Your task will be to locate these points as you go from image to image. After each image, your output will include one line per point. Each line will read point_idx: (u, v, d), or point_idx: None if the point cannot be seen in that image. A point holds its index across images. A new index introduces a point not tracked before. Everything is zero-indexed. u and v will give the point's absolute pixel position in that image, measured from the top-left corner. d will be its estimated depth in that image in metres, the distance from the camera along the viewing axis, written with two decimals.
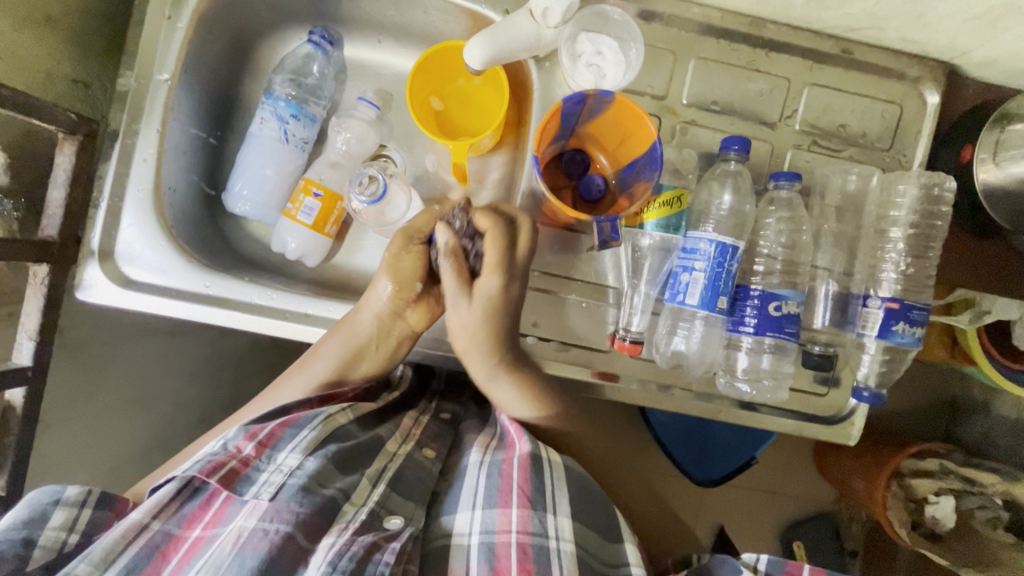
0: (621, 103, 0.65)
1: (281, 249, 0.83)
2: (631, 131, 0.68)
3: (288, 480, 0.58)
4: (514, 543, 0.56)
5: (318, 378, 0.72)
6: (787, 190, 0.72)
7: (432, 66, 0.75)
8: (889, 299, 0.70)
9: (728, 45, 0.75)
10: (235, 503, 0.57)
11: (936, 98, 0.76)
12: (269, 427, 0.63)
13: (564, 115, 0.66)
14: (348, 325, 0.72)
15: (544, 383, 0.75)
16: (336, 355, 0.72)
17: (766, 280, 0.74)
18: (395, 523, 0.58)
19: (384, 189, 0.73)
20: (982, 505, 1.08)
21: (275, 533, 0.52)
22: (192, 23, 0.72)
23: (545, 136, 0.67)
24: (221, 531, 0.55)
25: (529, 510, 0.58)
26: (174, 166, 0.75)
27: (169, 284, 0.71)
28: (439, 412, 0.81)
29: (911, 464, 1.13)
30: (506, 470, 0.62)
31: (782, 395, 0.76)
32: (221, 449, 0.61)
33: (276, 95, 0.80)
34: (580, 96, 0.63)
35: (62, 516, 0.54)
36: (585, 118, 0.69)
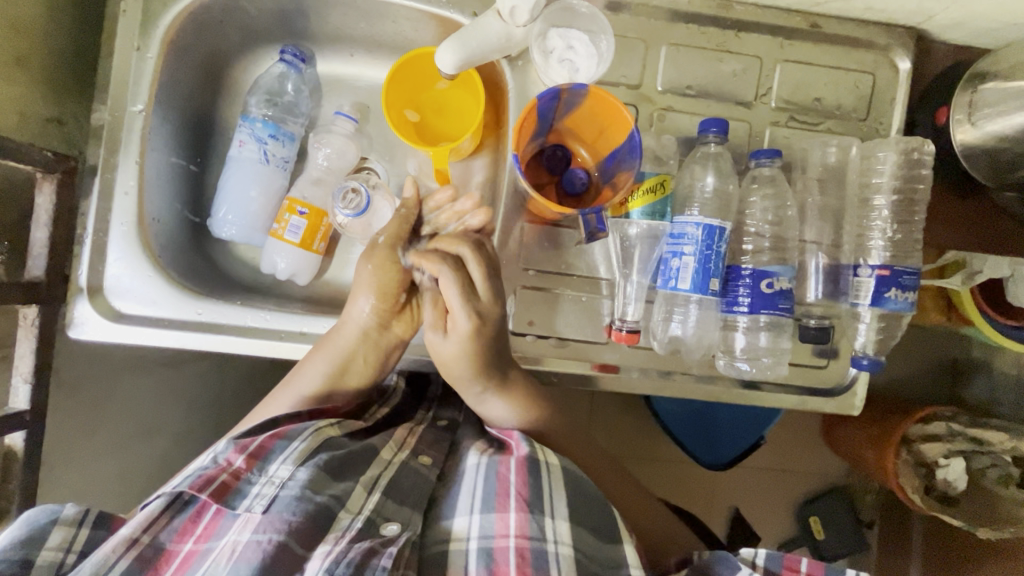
0: (596, 94, 0.64)
1: (272, 271, 0.83)
2: (609, 122, 0.67)
3: (280, 492, 0.59)
4: (513, 548, 0.58)
5: (309, 391, 0.72)
6: (769, 167, 0.73)
7: (406, 75, 0.75)
8: (879, 267, 0.71)
9: (696, 29, 0.76)
10: (227, 515, 0.59)
11: (907, 64, 0.76)
12: (259, 440, 0.64)
13: (542, 114, 0.66)
14: (332, 343, 0.72)
15: (534, 392, 0.73)
16: (325, 374, 0.71)
17: (756, 258, 0.74)
18: (391, 530, 0.59)
19: (366, 201, 0.74)
20: (994, 464, 1.09)
21: (268, 543, 0.55)
22: (162, 51, 0.72)
23: (523, 134, 0.66)
24: (214, 546, 0.56)
25: (526, 514, 0.59)
26: (157, 196, 0.75)
27: (160, 314, 0.71)
28: (436, 421, 0.79)
29: (920, 429, 1.13)
30: (503, 474, 0.62)
31: (782, 370, 0.76)
32: (211, 463, 0.62)
33: (252, 116, 0.80)
34: (554, 91, 0.63)
35: (60, 535, 0.55)
36: (562, 113, 0.68)
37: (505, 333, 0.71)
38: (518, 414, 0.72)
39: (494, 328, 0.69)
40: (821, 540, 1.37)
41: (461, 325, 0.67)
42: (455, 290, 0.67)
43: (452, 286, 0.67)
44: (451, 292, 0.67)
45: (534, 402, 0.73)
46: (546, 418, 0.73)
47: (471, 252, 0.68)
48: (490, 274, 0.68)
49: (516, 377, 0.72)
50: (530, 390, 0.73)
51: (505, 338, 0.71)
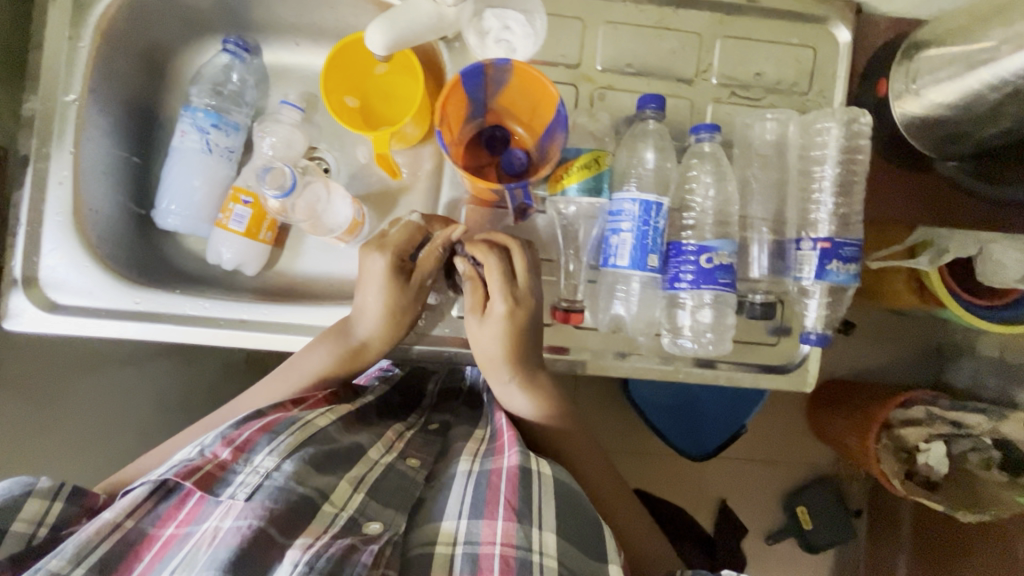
0: (520, 70, 0.64)
1: (218, 261, 0.83)
2: (539, 99, 0.67)
3: (264, 481, 0.58)
4: (498, 555, 0.55)
5: (314, 374, 0.72)
6: (710, 143, 0.72)
7: (346, 61, 0.75)
8: (822, 239, 0.70)
9: (634, 7, 0.75)
10: (209, 502, 0.58)
11: (847, 35, 0.76)
12: (247, 432, 0.62)
13: (470, 93, 0.66)
14: (348, 332, 0.73)
15: (558, 395, 0.74)
16: (332, 361, 0.72)
17: (698, 234, 0.73)
18: (374, 528, 0.58)
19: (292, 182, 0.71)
20: (974, 447, 1.08)
21: (246, 528, 0.52)
22: (95, 41, 0.72)
23: (451, 113, 0.66)
24: (194, 530, 0.55)
25: (514, 522, 0.57)
26: (96, 187, 0.75)
27: (97, 305, 0.70)
28: (426, 425, 0.80)
29: (901, 414, 1.13)
30: (494, 481, 0.61)
31: (727, 347, 0.75)
32: (198, 455, 0.61)
33: (194, 106, 0.80)
34: (476, 67, 0.62)
35: (35, 508, 0.54)
36: (492, 91, 0.68)
37: (539, 329, 0.72)
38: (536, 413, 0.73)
39: (533, 327, 0.71)
40: (809, 531, 1.34)
41: (496, 308, 0.69)
42: (498, 279, 0.69)
43: (497, 275, 0.69)
44: (496, 294, 0.69)
45: (556, 404, 0.73)
46: (560, 419, 0.73)
47: (518, 258, 0.69)
48: (529, 273, 0.70)
49: (543, 378, 0.73)
50: (553, 394, 0.73)
51: (538, 333, 0.72)
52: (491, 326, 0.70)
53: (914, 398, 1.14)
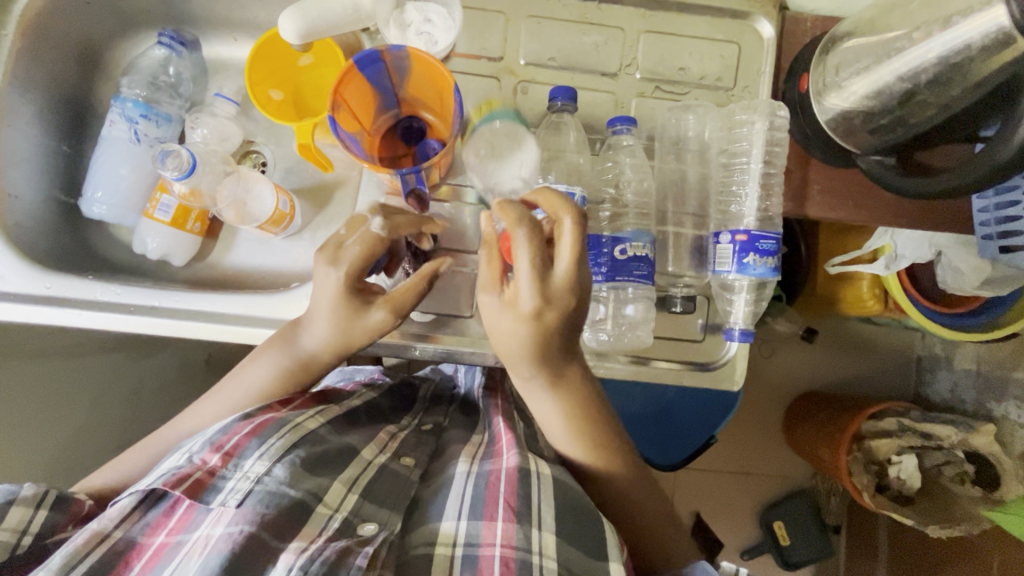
0: (418, 57, 0.64)
1: (143, 251, 0.82)
2: (442, 87, 0.67)
3: (255, 486, 0.57)
4: (498, 557, 0.55)
5: (259, 390, 0.69)
6: (627, 137, 0.71)
7: (272, 53, 0.75)
8: (739, 232, 0.69)
9: (558, 2, 0.76)
10: (199, 509, 0.56)
11: (770, 30, 0.76)
12: (235, 437, 0.61)
13: (373, 81, 0.67)
14: (293, 343, 0.68)
15: (590, 401, 0.65)
16: (276, 372, 0.69)
17: (615, 224, 0.73)
18: (369, 530, 0.56)
19: (190, 163, 0.72)
20: (948, 462, 1.05)
21: (238, 533, 0.52)
22: (20, 31, 0.73)
23: (354, 103, 0.66)
24: (186, 539, 0.54)
25: (514, 523, 0.56)
26: (14, 172, 0.75)
27: (8, 289, 0.70)
28: (420, 425, 0.78)
29: (871, 426, 1.10)
30: (492, 482, 0.60)
31: (644, 339, 0.73)
32: (187, 462, 0.60)
33: (124, 97, 0.80)
34: (370, 53, 0.63)
35: (18, 516, 0.54)
36: (398, 79, 0.68)
37: (577, 327, 0.59)
38: (558, 414, 0.64)
39: (570, 325, 0.58)
40: (787, 546, 1.32)
41: (519, 305, 0.56)
42: (524, 266, 0.55)
43: (523, 259, 0.55)
44: (522, 283, 0.56)
45: (585, 407, 0.64)
46: (586, 426, 0.64)
47: (565, 246, 0.56)
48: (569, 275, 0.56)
49: (574, 375, 0.63)
50: (581, 392, 0.64)
51: (573, 332, 0.59)
52: (507, 316, 0.58)
53: (886, 410, 1.13)
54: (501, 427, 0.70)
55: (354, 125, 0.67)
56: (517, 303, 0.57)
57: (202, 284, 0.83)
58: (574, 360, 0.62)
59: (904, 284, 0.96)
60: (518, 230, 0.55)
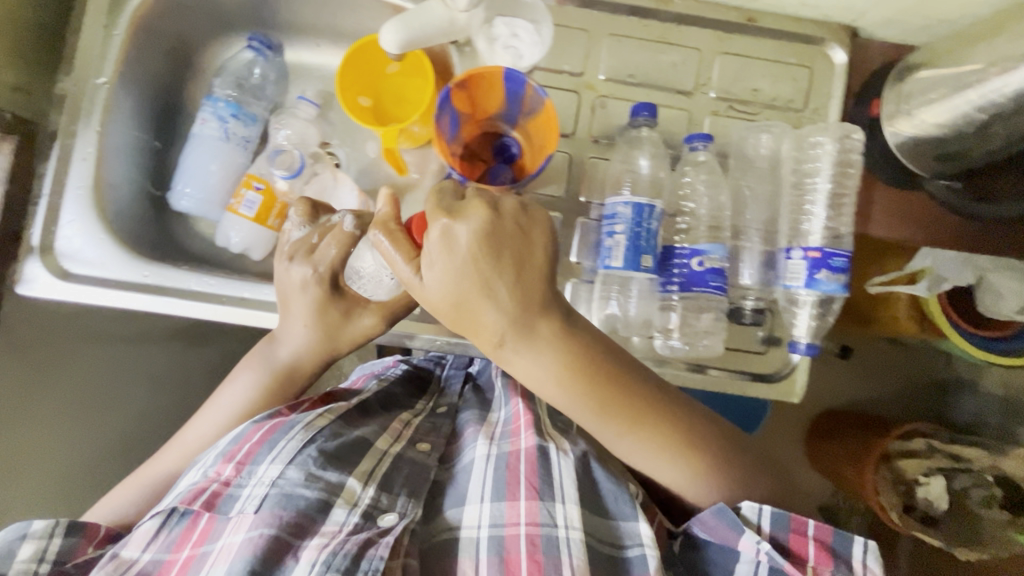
0: (551, 110, 0.67)
1: (225, 245, 0.86)
2: (552, 140, 0.69)
3: (270, 490, 0.62)
4: (522, 535, 0.60)
5: (241, 407, 0.75)
6: (703, 152, 0.75)
7: (363, 60, 0.79)
8: (811, 249, 0.71)
9: (639, 21, 0.79)
10: (219, 519, 0.61)
11: (842, 57, 0.79)
12: (245, 448, 0.65)
13: (509, 98, 0.70)
14: (268, 356, 0.76)
15: (570, 341, 0.60)
16: (257, 386, 0.75)
17: (690, 238, 0.75)
18: (388, 520, 0.61)
19: (298, 162, 0.82)
20: (976, 483, 1.04)
21: (259, 537, 0.58)
22: (128, 30, 0.77)
23: (482, 94, 0.70)
24: (211, 549, 0.60)
25: (537, 501, 0.62)
26: (116, 164, 0.77)
27: (108, 276, 0.73)
28: (435, 408, 0.79)
29: (899, 445, 1.11)
30: (512, 464, 0.65)
31: (718, 349, 0.76)
32: (201, 477, 0.65)
33: (216, 96, 0.84)
34: (519, 77, 0.66)
35: (30, 549, 0.60)
36: (527, 111, 0.71)
37: (512, 245, 0.58)
38: (557, 379, 0.59)
39: (492, 230, 0.57)
40: None
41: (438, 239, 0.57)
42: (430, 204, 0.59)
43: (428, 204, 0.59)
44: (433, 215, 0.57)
45: (583, 355, 0.60)
46: (602, 385, 0.60)
47: (443, 192, 0.59)
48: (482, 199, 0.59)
49: (548, 329, 0.59)
50: (577, 341, 0.60)
51: (512, 253, 0.58)
52: (432, 265, 0.58)
53: (914, 429, 1.14)
54: (517, 405, 0.72)
55: (466, 107, 0.71)
56: (430, 238, 0.57)
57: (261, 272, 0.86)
58: (547, 299, 0.59)
59: (948, 316, 0.94)
60: (385, 233, 0.61)
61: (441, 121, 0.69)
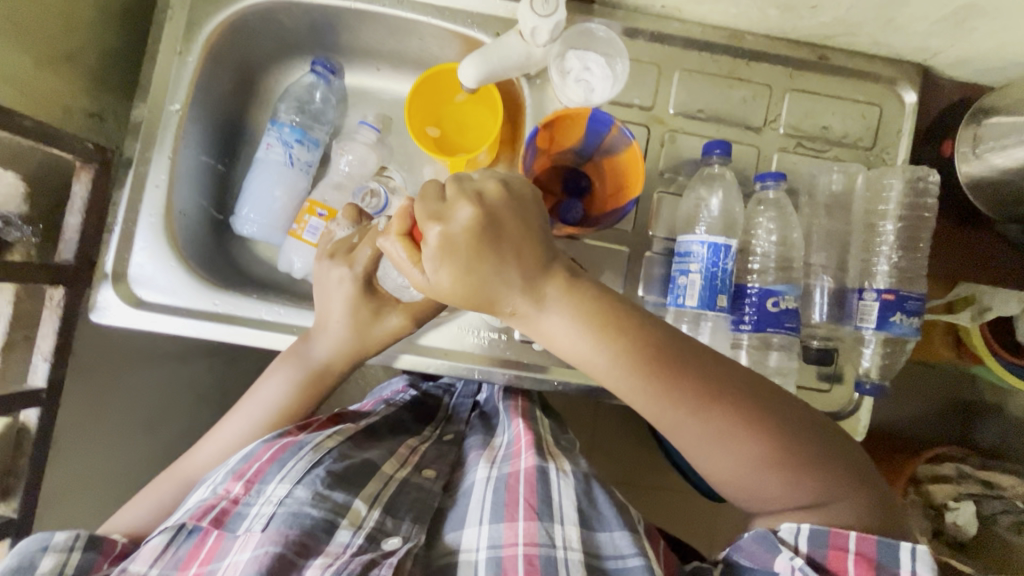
0: (636, 151, 0.69)
1: (287, 270, 0.85)
2: (632, 181, 0.71)
3: (278, 509, 0.58)
4: (521, 555, 0.55)
5: (276, 405, 0.71)
6: (774, 190, 0.75)
7: (430, 88, 0.79)
8: (885, 292, 0.71)
9: (709, 56, 0.79)
10: (227, 537, 0.57)
11: (913, 98, 0.79)
12: (256, 465, 0.62)
13: (589, 134, 0.72)
14: (303, 354, 0.71)
15: (592, 303, 0.55)
16: (291, 387, 0.70)
17: (762, 277, 0.75)
18: (393, 543, 0.57)
19: (384, 202, 0.79)
20: (1007, 510, 0.97)
21: (265, 555, 0.53)
22: (201, 57, 0.77)
23: (562, 133, 0.72)
24: (218, 566, 0.54)
25: (536, 522, 0.57)
26: (185, 190, 0.78)
27: (178, 304, 0.73)
28: (442, 436, 0.78)
29: (928, 469, 1.04)
30: (511, 485, 0.61)
31: (789, 390, 0.76)
32: (210, 494, 0.61)
33: (281, 122, 0.84)
34: (607, 117, 0.68)
35: (52, 561, 0.55)
36: (606, 148, 0.73)
37: (508, 242, 0.54)
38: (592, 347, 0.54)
39: (484, 215, 0.54)
40: None
41: (429, 244, 0.54)
42: (420, 207, 0.55)
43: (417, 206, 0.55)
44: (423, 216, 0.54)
45: (602, 318, 0.54)
46: (625, 353, 0.54)
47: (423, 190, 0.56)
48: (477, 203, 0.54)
49: (559, 288, 0.55)
50: (594, 302, 0.55)
51: (506, 250, 0.54)
52: (431, 264, 0.55)
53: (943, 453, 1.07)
54: (519, 427, 0.70)
55: (544, 144, 0.72)
56: (427, 241, 0.54)
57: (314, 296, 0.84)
58: (548, 262, 0.55)
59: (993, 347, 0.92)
60: (395, 239, 0.58)
61: (524, 160, 0.70)
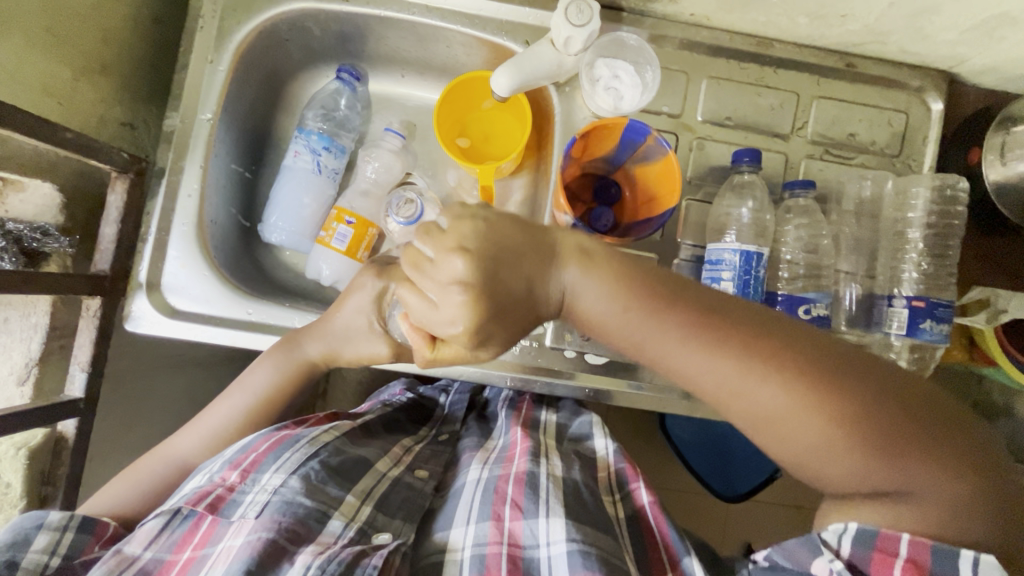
0: (670, 162, 0.70)
1: (316, 276, 0.85)
2: (665, 192, 0.72)
3: (272, 497, 0.57)
4: (504, 555, 0.57)
5: (261, 393, 0.72)
6: (804, 198, 0.76)
7: (457, 96, 0.79)
8: (915, 298, 0.72)
9: (737, 64, 0.79)
10: (221, 523, 0.56)
11: (940, 105, 0.79)
12: (252, 455, 0.62)
13: (621, 144, 0.73)
14: (293, 346, 0.72)
15: (615, 262, 0.49)
16: (278, 377, 0.71)
17: (791, 285, 0.76)
18: (383, 538, 0.58)
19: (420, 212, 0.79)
20: None
21: (257, 540, 0.53)
22: (232, 65, 0.77)
23: (597, 142, 0.73)
24: (211, 552, 0.54)
25: (521, 521, 0.59)
26: (215, 200, 0.78)
27: (212, 312, 0.73)
28: (436, 436, 0.78)
29: None
30: (501, 486, 0.63)
31: None
32: (207, 482, 0.61)
33: (309, 129, 0.83)
34: (643, 128, 0.69)
35: (46, 539, 0.55)
36: (638, 159, 0.74)
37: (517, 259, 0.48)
38: (621, 311, 0.48)
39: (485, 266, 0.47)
40: None
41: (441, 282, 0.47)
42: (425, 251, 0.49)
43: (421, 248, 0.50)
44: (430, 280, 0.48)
45: (631, 275, 0.48)
46: (658, 312, 0.47)
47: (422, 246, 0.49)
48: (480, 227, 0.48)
49: (575, 252, 0.50)
50: (616, 262, 0.49)
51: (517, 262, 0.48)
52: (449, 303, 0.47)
53: None
54: (517, 432, 0.71)
55: (577, 152, 0.73)
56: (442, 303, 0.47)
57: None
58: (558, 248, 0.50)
59: (1006, 348, 0.91)
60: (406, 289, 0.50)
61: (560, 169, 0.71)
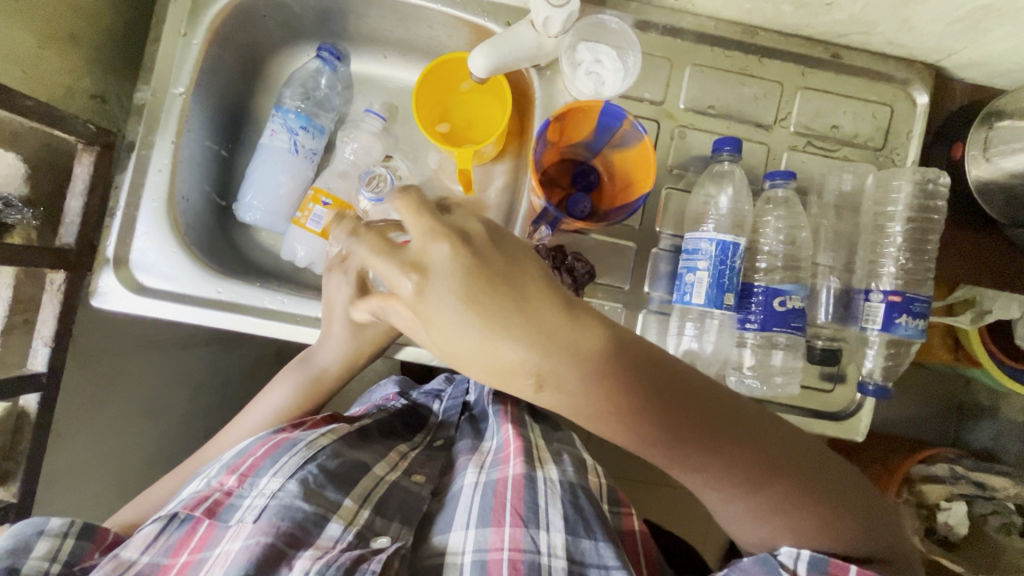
0: (646, 146, 0.69)
1: (291, 257, 0.84)
2: (640, 178, 0.72)
3: (270, 502, 0.57)
4: (506, 560, 0.56)
5: (277, 410, 0.72)
6: (783, 189, 0.75)
7: (437, 77, 0.78)
8: (891, 293, 0.71)
9: (721, 52, 0.78)
10: (219, 527, 0.57)
11: (926, 99, 0.78)
12: (250, 458, 0.61)
13: (599, 128, 0.72)
14: (308, 360, 0.73)
15: (589, 331, 0.45)
16: (296, 394, 0.72)
17: (769, 276, 0.76)
18: (382, 542, 0.58)
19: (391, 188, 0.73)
20: (996, 511, 0.96)
21: (255, 545, 0.53)
22: (207, 40, 0.75)
23: (573, 127, 0.73)
24: (208, 556, 0.55)
25: (522, 528, 0.58)
26: (188, 177, 0.77)
27: (180, 290, 0.72)
28: (431, 442, 0.76)
29: (921, 469, 1.01)
30: (499, 490, 0.61)
31: (792, 390, 0.76)
32: (205, 486, 0.60)
33: (287, 108, 0.82)
34: (619, 112, 0.68)
35: (46, 546, 0.54)
36: (616, 143, 0.73)
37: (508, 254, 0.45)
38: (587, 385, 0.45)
39: (490, 235, 0.45)
40: None
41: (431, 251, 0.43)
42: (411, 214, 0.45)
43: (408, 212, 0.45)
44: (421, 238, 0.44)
45: (607, 352, 0.45)
46: (623, 393, 0.46)
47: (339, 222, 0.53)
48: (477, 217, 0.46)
49: (555, 319, 0.44)
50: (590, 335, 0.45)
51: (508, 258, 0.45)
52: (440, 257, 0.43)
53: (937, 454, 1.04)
54: (510, 432, 0.68)
55: (553, 136, 0.73)
56: (430, 263, 0.43)
57: (320, 286, 0.83)
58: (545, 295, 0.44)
59: (989, 349, 0.91)
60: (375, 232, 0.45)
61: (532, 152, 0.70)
